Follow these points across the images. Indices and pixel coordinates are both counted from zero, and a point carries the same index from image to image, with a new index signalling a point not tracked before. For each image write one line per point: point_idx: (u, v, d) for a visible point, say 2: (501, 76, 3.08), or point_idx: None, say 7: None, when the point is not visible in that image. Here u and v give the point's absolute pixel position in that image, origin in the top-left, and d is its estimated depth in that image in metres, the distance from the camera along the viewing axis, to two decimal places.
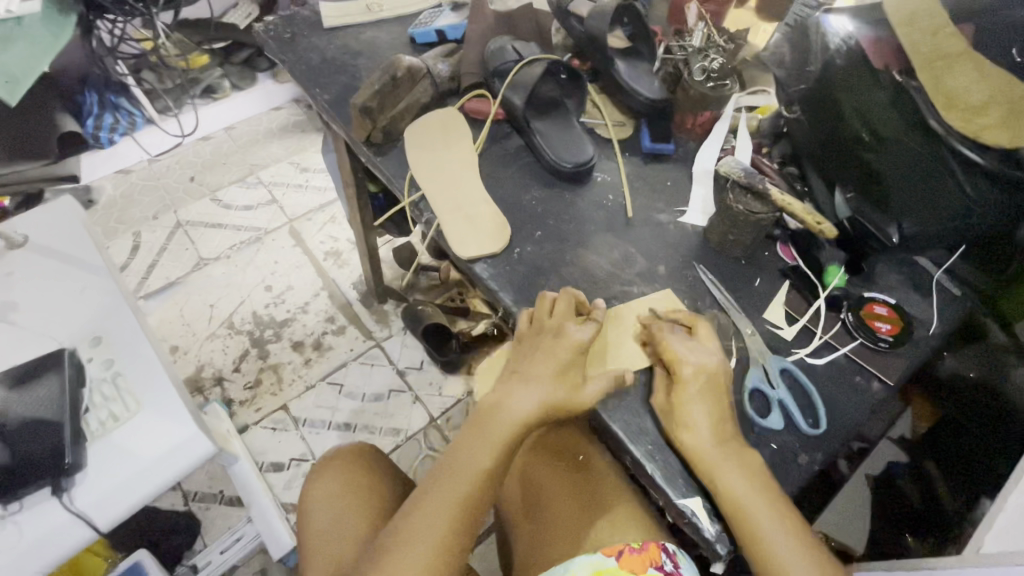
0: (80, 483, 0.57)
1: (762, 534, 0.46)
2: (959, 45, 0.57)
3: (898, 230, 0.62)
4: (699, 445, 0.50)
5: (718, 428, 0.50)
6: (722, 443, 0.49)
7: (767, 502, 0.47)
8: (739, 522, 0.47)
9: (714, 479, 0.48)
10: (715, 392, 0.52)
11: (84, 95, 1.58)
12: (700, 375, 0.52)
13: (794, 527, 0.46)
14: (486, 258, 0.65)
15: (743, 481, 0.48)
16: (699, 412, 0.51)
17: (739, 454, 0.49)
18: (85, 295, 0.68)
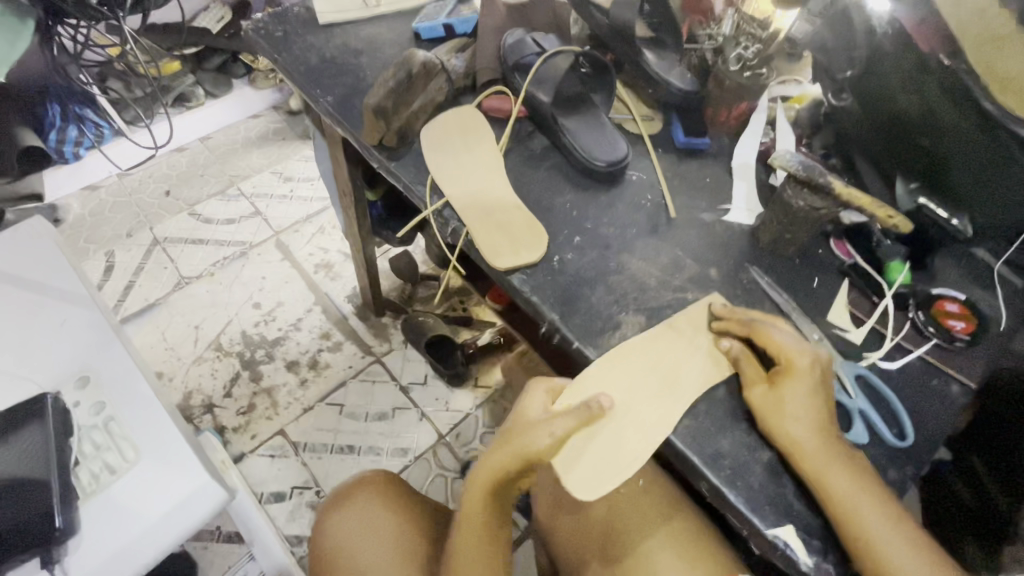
0: (74, 550, 0.50)
1: (877, 538, 0.42)
2: (1007, 22, 0.54)
3: (966, 220, 0.60)
4: (801, 443, 0.46)
5: (823, 423, 0.47)
6: (828, 440, 0.46)
7: (878, 504, 0.44)
8: (849, 523, 0.43)
9: (819, 477, 0.45)
10: (822, 392, 0.48)
11: (46, 107, 1.45)
12: (812, 372, 0.49)
13: (909, 534, 0.43)
14: (523, 269, 0.59)
15: (852, 480, 0.45)
16: (803, 409, 0.47)
17: (845, 452, 0.46)
18: (66, 330, 0.60)
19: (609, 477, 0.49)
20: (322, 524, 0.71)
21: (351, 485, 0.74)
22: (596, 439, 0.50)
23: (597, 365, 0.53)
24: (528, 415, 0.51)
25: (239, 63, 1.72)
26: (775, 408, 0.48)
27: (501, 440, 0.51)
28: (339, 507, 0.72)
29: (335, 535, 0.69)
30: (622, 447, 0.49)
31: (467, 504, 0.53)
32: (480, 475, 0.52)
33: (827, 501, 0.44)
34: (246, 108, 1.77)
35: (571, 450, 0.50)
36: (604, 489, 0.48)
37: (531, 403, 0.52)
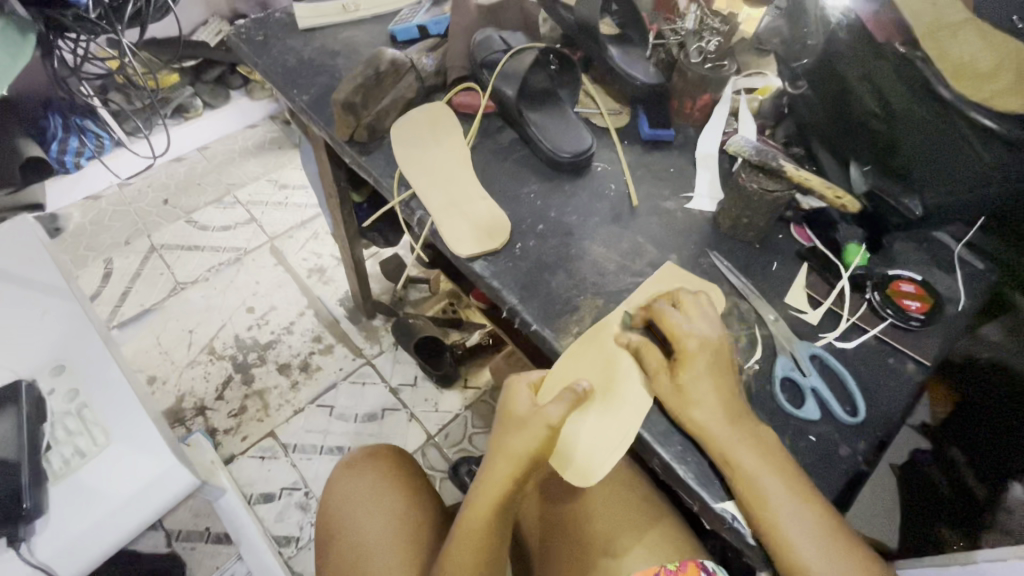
0: (40, 531, 0.51)
1: (779, 516, 0.43)
2: (960, 13, 0.55)
3: (919, 202, 0.59)
4: (705, 423, 0.47)
5: (726, 401, 0.47)
6: (732, 419, 0.47)
7: (786, 482, 0.45)
8: (752, 499, 0.44)
9: (725, 457, 0.46)
10: (721, 369, 0.49)
11: (48, 119, 1.47)
12: (705, 351, 0.49)
13: (813, 513, 0.44)
14: (486, 256, 0.61)
15: (759, 460, 0.45)
16: (705, 394, 0.47)
17: (756, 432, 0.47)
18: (45, 321, 0.62)
19: (604, 456, 0.51)
20: (328, 497, 0.74)
21: (362, 455, 0.77)
22: (589, 423, 0.52)
23: (567, 352, 0.55)
24: (517, 415, 0.52)
25: (236, 75, 1.75)
26: (680, 396, 0.48)
27: (503, 450, 0.52)
28: (345, 474, 0.75)
29: (333, 507, 0.73)
30: (608, 429, 0.51)
31: (472, 510, 0.53)
32: (489, 488, 0.52)
33: (733, 479, 0.46)
34: (244, 118, 1.81)
35: (564, 436, 0.52)
36: (604, 468, 0.50)
37: (517, 404, 0.52)
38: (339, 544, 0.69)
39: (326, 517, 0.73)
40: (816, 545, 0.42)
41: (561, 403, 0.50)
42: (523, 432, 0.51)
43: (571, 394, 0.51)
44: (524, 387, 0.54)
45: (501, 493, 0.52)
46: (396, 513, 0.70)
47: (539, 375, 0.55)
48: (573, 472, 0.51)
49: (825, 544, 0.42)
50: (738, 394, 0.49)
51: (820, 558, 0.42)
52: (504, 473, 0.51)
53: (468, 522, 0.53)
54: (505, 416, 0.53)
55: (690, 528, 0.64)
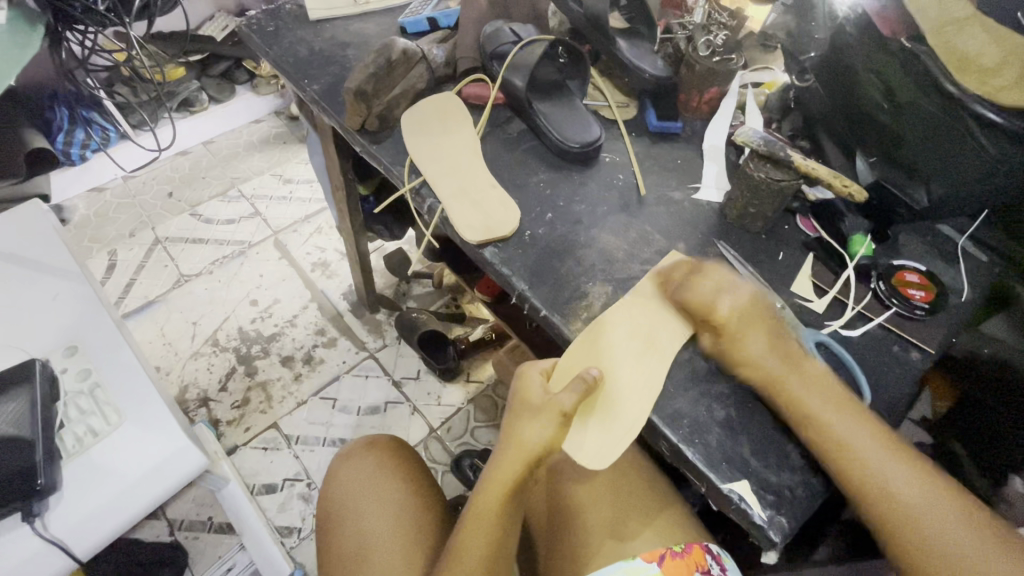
0: (53, 507, 0.52)
1: (851, 441, 0.45)
2: (966, 7, 0.56)
3: (925, 193, 0.61)
4: (763, 367, 0.50)
5: (782, 349, 0.51)
6: (785, 360, 0.50)
7: (872, 433, 0.46)
8: (821, 432, 0.46)
9: (786, 393, 0.49)
10: (761, 325, 0.52)
11: (54, 111, 1.48)
12: (740, 312, 0.52)
13: (879, 438, 0.46)
14: (496, 243, 0.62)
15: (820, 394, 0.48)
16: (756, 346, 0.51)
17: (811, 370, 0.50)
18: (57, 304, 0.62)
19: (619, 440, 0.51)
20: (329, 489, 0.74)
21: (362, 445, 0.77)
22: (599, 410, 0.53)
23: (577, 340, 0.55)
24: (531, 402, 0.53)
25: (243, 70, 1.76)
26: (731, 349, 0.52)
27: (515, 436, 0.53)
28: (345, 463, 0.76)
29: (337, 498, 0.72)
30: (625, 408, 0.52)
31: (484, 493, 0.54)
32: (500, 474, 0.53)
33: (798, 418, 0.48)
34: (250, 113, 1.81)
35: (577, 423, 0.53)
36: (618, 452, 0.51)
37: (530, 390, 0.54)
38: (339, 532, 0.69)
39: (327, 505, 0.73)
40: (891, 468, 0.44)
41: (572, 392, 0.51)
42: (537, 418, 0.52)
43: (581, 382, 0.52)
44: (536, 376, 0.55)
45: (512, 478, 0.53)
46: (395, 501, 0.71)
47: (552, 363, 0.56)
48: (589, 454, 0.52)
49: (903, 464, 0.44)
50: (789, 342, 0.52)
51: (899, 479, 0.44)
52: (517, 458, 0.53)
53: (480, 504, 0.54)
54: (517, 403, 0.55)
55: (694, 516, 0.65)
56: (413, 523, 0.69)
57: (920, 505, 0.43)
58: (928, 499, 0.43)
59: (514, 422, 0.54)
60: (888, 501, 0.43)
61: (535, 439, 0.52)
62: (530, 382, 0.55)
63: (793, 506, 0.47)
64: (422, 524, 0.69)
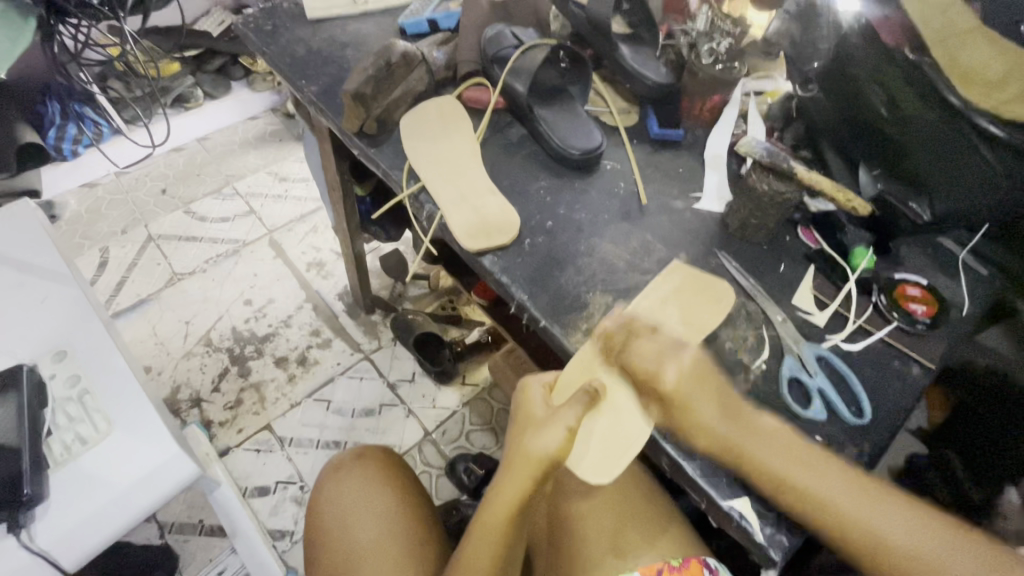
0: (40, 518, 0.50)
1: (827, 500, 0.44)
2: (970, 20, 0.56)
3: (927, 206, 0.60)
4: (717, 436, 0.47)
5: (730, 414, 0.48)
6: (738, 423, 0.47)
7: (858, 490, 0.44)
8: (797, 497, 0.44)
9: (752, 463, 0.46)
10: (711, 391, 0.49)
11: (46, 105, 1.45)
12: (682, 380, 0.49)
13: (851, 480, 0.45)
14: (495, 251, 0.61)
15: (775, 451, 0.46)
16: (706, 411, 0.48)
17: (761, 429, 0.47)
18: (46, 307, 0.61)
19: (622, 455, 0.51)
20: (319, 503, 0.73)
21: (350, 457, 0.76)
22: (601, 424, 0.52)
23: (579, 351, 0.55)
24: (534, 417, 0.53)
25: (239, 66, 1.74)
26: (685, 422, 0.48)
27: (519, 452, 0.52)
28: (332, 478, 0.74)
29: (329, 509, 0.71)
30: (629, 422, 0.52)
31: (488, 509, 0.53)
32: (508, 489, 0.52)
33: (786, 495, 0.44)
34: (245, 109, 1.78)
35: (581, 437, 0.53)
36: (620, 466, 0.50)
37: (532, 404, 0.54)
38: (333, 549, 0.68)
39: (318, 520, 0.71)
40: (872, 515, 0.43)
41: (577, 405, 0.51)
42: (544, 433, 0.51)
43: (585, 395, 0.51)
44: (538, 390, 0.55)
45: (518, 496, 0.52)
46: (387, 515, 0.70)
47: (553, 376, 0.56)
48: (593, 468, 0.51)
49: (877, 506, 0.43)
50: (734, 401, 0.49)
51: (878, 519, 0.43)
52: (523, 474, 0.51)
53: (485, 521, 0.53)
54: (519, 418, 0.54)
55: (692, 528, 0.65)
56: (407, 537, 0.68)
57: (910, 541, 0.42)
58: (914, 533, 0.42)
59: (518, 437, 0.53)
60: (876, 549, 0.42)
61: (542, 454, 0.51)
62: (531, 398, 0.54)
63: (794, 525, 0.46)
64: (416, 537, 0.69)
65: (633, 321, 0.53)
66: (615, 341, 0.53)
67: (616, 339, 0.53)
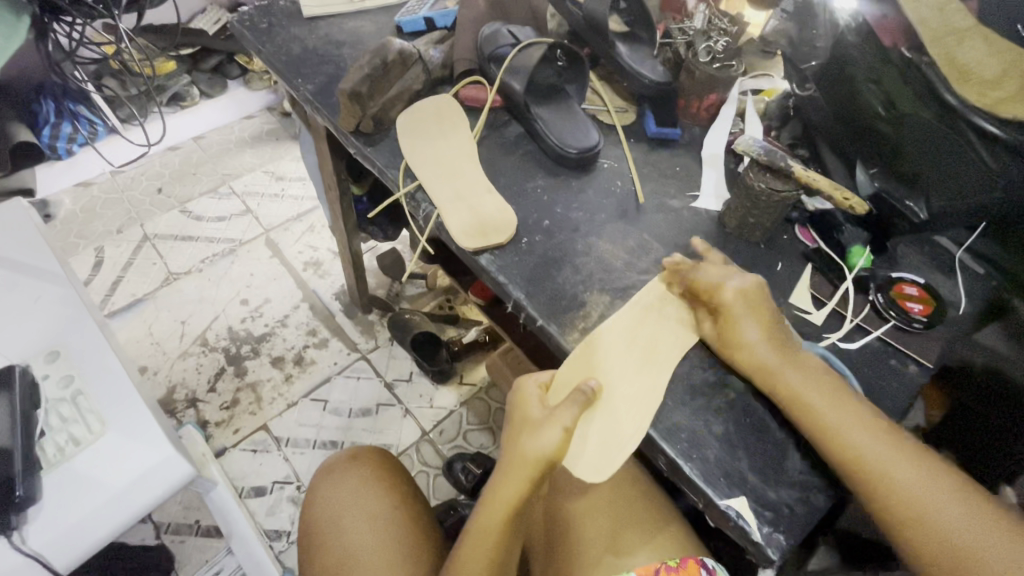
0: (32, 520, 0.50)
1: (841, 425, 0.46)
2: (966, 18, 0.54)
3: (924, 205, 0.60)
4: (757, 354, 0.50)
5: (778, 339, 0.51)
6: (781, 352, 0.50)
7: (882, 438, 0.45)
8: (813, 417, 0.47)
9: (778, 382, 0.49)
10: (759, 311, 0.51)
11: (41, 103, 1.44)
12: (744, 295, 0.52)
13: (876, 418, 0.46)
14: (492, 250, 0.61)
15: (808, 376, 0.49)
16: (750, 330, 0.51)
17: (806, 358, 0.50)
18: (39, 307, 0.60)
19: (616, 454, 0.51)
20: (314, 504, 0.72)
21: (344, 458, 0.76)
22: (596, 423, 0.52)
23: (575, 351, 0.55)
24: (530, 417, 0.53)
25: (234, 64, 1.73)
26: (727, 335, 0.52)
27: (515, 453, 0.52)
28: (326, 480, 0.74)
29: (324, 510, 0.71)
30: (624, 421, 0.51)
31: (486, 509, 0.53)
32: (506, 489, 0.52)
33: (808, 420, 0.47)
34: (241, 108, 1.77)
35: (577, 436, 0.52)
36: (615, 465, 0.51)
37: (528, 404, 0.54)
38: (328, 551, 0.67)
39: (313, 521, 0.71)
40: (891, 455, 0.44)
41: (573, 405, 0.51)
42: (540, 432, 0.51)
43: (581, 395, 0.51)
44: (534, 389, 0.54)
45: (516, 496, 0.52)
46: (382, 516, 0.70)
47: (549, 375, 0.56)
48: (587, 467, 0.51)
49: (893, 446, 0.44)
50: (784, 333, 0.51)
51: (893, 460, 0.44)
52: (520, 474, 0.51)
53: (484, 521, 0.53)
54: (516, 418, 0.54)
55: (690, 528, 0.64)
56: (403, 538, 0.68)
57: (924, 486, 0.42)
58: (926, 479, 0.43)
59: (515, 437, 0.53)
60: (885, 489, 0.43)
61: (539, 453, 0.51)
62: (527, 397, 0.54)
63: (791, 523, 0.46)
64: (412, 537, 0.68)
65: (705, 254, 0.57)
66: (683, 268, 0.56)
67: (684, 268, 0.56)
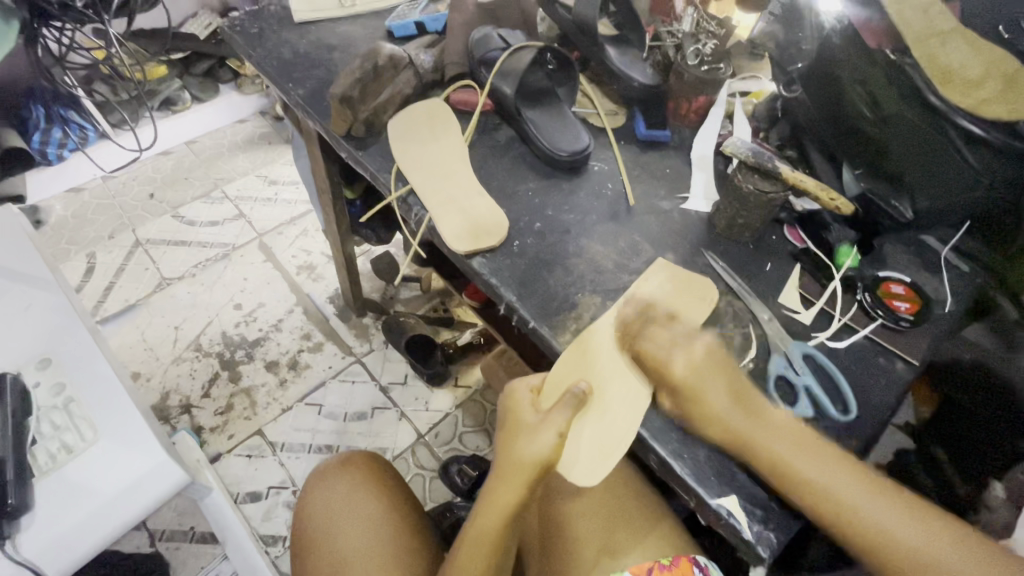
0: (25, 528, 0.50)
1: (826, 484, 0.45)
2: (949, 21, 0.57)
3: (909, 205, 0.61)
4: (728, 425, 0.48)
5: (738, 398, 0.50)
6: (747, 411, 0.49)
7: (867, 488, 0.45)
8: (793, 480, 0.45)
9: (756, 451, 0.47)
10: (722, 372, 0.51)
11: (30, 109, 1.43)
12: (696, 368, 0.51)
13: (843, 463, 0.46)
14: (484, 253, 0.61)
15: (779, 439, 0.47)
16: (715, 392, 0.50)
17: (768, 416, 0.49)
18: (29, 314, 0.60)
19: (610, 456, 0.51)
20: (307, 509, 0.72)
21: (336, 463, 0.76)
22: (588, 426, 0.53)
23: (565, 352, 0.55)
24: (523, 422, 0.53)
25: (226, 68, 1.72)
26: (694, 409, 0.50)
27: (510, 457, 0.52)
28: (318, 486, 0.74)
29: (319, 516, 0.71)
30: (616, 424, 0.52)
31: (484, 509, 0.54)
32: (503, 490, 0.52)
33: (790, 484, 0.45)
34: (233, 113, 1.77)
35: (570, 440, 0.53)
36: (608, 466, 0.51)
37: (520, 409, 0.54)
38: (322, 558, 0.67)
39: (306, 526, 0.71)
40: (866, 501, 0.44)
41: (565, 408, 0.52)
42: (534, 436, 0.51)
43: (572, 398, 0.52)
44: (526, 393, 0.55)
45: (513, 497, 0.52)
46: (375, 522, 0.70)
47: (540, 377, 0.56)
48: (581, 470, 0.51)
49: (863, 489, 0.45)
50: (745, 388, 0.51)
51: (882, 514, 0.43)
52: (517, 476, 0.52)
53: (481, 521, 0.54)
54: (508, 422, 0.54)
55: (682, 526, 0.65)
56: (396, 545, 0.68)
57: (911, 537, 0.43)
58: (901, 522, 0.43)
59: (510, 440, 0.53)
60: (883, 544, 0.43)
61: (534, 456, 0.51)
62: (518, 404, 0.54)
63: (780, 522, 0.47)
64: (408, 540, 0.69)
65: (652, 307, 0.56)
66: (649, 316, 0.55)
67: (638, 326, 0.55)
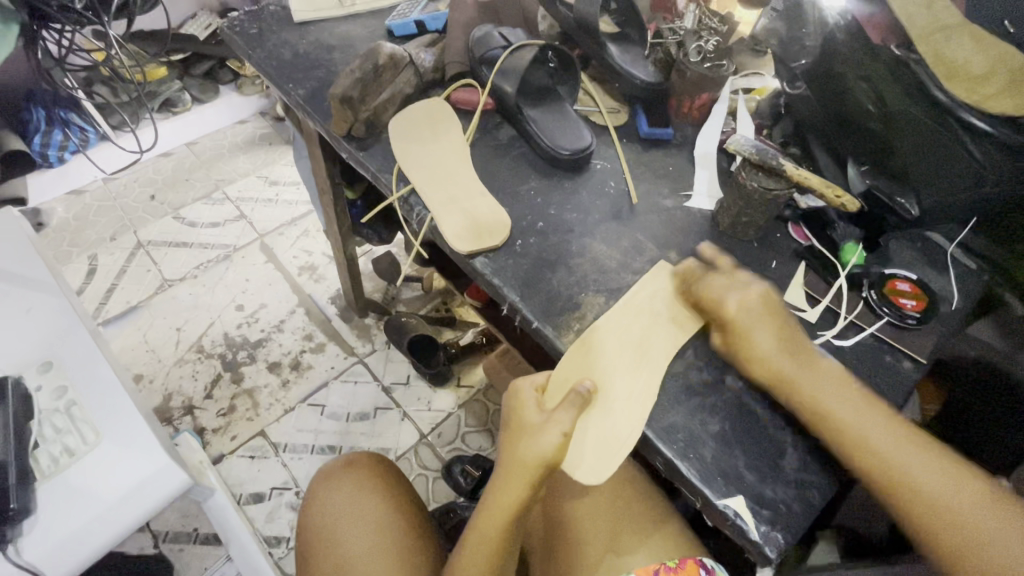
0: (28, 532, 0.50)
1: (863, 430, 0.45)
2: (954, 16, 0.56)
3: (914, 202, 0.60)
4: (773, 364, 0.49)
5: (787, 343, 0.50)
6: (795, 358, 0.49)
7: (912, 447, 0.44)
8: (827, 417, 0.46)
9: (796, 390, 0.48)
10: (774, 315, 0.51)
11: (31, 111, 1.43)
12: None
13: (893, 420, 0.46)
14: (486, 253, 0.61)
15: (831, 387, 0.48)
16: (764, 339, 0.50)
17: (824, 366, 0.49)
18: (31, 317, 0.60)
19: (615, 455, 0.51)
20: (311, 510, 0.72)
21: (340, 464, 0.76)
22: (594, 425, 0.52)
23: (569, 352, 0.55)
24: (528, 422, 0.52)
25: (226, 69, 1.72)
26: (741, 349, 0.51)
27: (514, 457, 0.52)
28: (322, 486, 0.74)
29: (323, 516, 0.71)
30: (621, 423, 0.51)
31: (489, 508, 0.53)
32: (508, 489, 0.52)
33: (820, 419, 0.47)
34: (233, 114, 1.76)
35: (575, 440, 0.52)
36: (614, 465, 0.50)
37: (524, 408, 0.53)
38: (324, 558, 0.67)
39: (310, 526, 0.71)
40: (915, 456, 0.44)
41: (570, 407, 0.51)
42: (539, 435, 0.51)
43: (577, 397, 0.51)
44: (529, 393, 0.54)
45: (518, 496, 0.52)
46: (378, 523, 0.69)
47: (544, 376, 0.55)
48: (586, 470, 0.51)
49: (915, 445, 0.44)
50: (796, 337, 0.51)
51: (917, 465, 0.43)
52: (521, 475, 0.51)
53: (485, 520, 0.53)
54: (512, 422, 0.54)
55: (687, 526, 0.65)
56: (399, 546, 0.68)
57: (946, 490, 0.42)
58: (941, 478, 0.43)
59: (515, 439, 0.52)
60: (906, 489, 0.43)
61: (539, 455, 0.50)
62: (522, 404, 0.54)
63: (788, 522, 0.47)
64: (412, 540, 0.69)
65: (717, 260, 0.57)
66: (694, 277, 0.57)
67: (695, 275, 0.57)
